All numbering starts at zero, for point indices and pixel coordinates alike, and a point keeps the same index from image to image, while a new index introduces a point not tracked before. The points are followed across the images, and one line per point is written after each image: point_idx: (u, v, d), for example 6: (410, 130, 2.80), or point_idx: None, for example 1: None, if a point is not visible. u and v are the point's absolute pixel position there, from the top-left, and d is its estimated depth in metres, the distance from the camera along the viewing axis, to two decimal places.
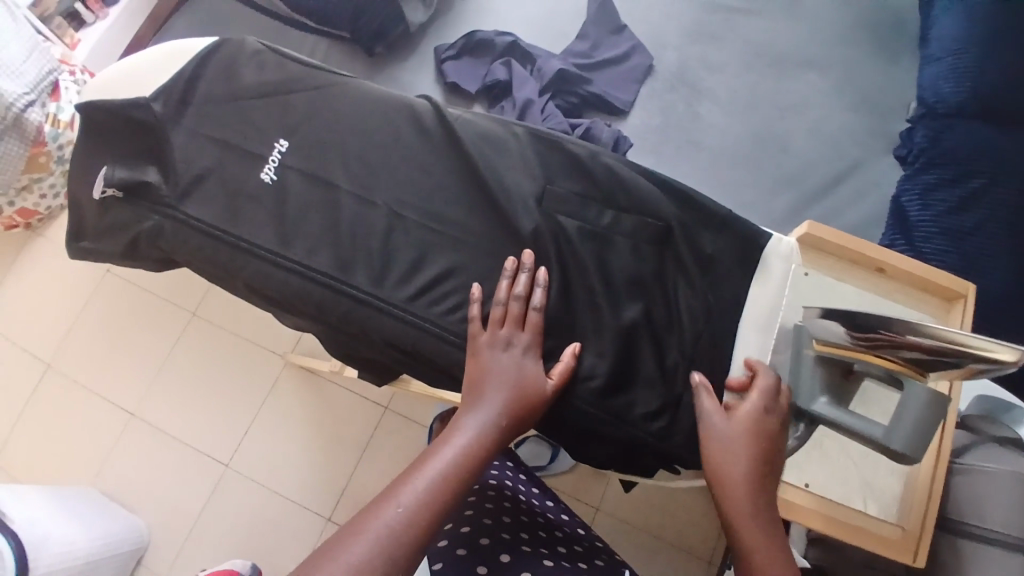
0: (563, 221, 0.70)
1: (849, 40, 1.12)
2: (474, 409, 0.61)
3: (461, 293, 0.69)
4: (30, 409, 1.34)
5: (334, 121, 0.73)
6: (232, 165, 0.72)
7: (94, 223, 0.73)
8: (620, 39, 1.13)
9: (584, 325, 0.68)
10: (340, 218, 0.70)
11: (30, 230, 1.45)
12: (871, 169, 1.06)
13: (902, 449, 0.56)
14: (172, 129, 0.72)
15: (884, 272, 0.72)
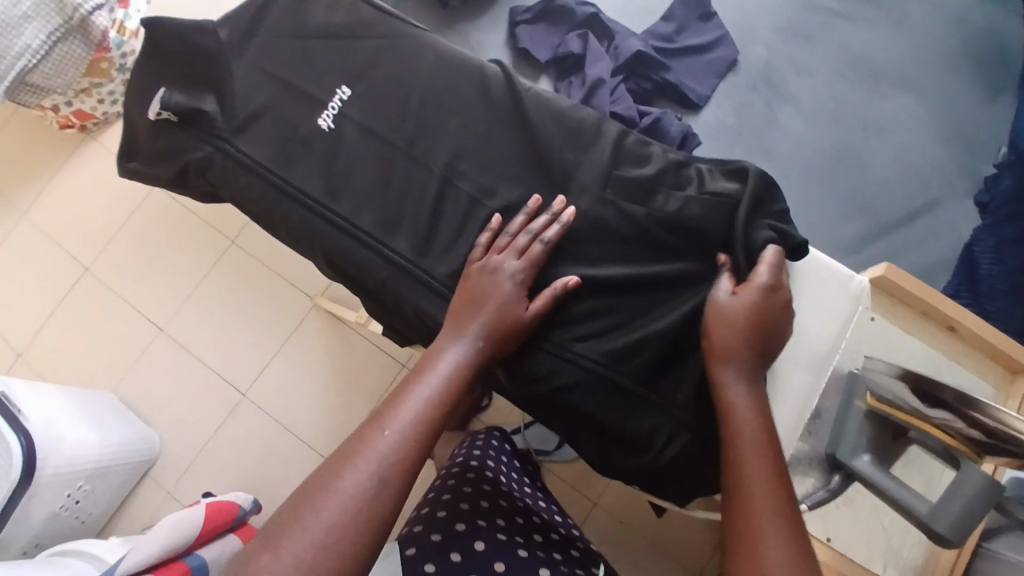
0: (623, 218, 0.65)
1: (954, 65, 1.04)
2: (462, 335, 0.60)
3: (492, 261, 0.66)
4: (66, 308, 1.38)
5: (400, 75, 0.71)
6: (288, 106, 0.71)
7: (149, 146, 0.73)
8: (707, 27, 1.06)
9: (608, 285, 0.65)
10: (391, 178, 0.68)
11: (85, 133, 1.46)
12: (951, 209, 0.99)
13: (945, 531, 0.55)
14: (235, 60, 0.72)
15: (954, 331, 0.73)
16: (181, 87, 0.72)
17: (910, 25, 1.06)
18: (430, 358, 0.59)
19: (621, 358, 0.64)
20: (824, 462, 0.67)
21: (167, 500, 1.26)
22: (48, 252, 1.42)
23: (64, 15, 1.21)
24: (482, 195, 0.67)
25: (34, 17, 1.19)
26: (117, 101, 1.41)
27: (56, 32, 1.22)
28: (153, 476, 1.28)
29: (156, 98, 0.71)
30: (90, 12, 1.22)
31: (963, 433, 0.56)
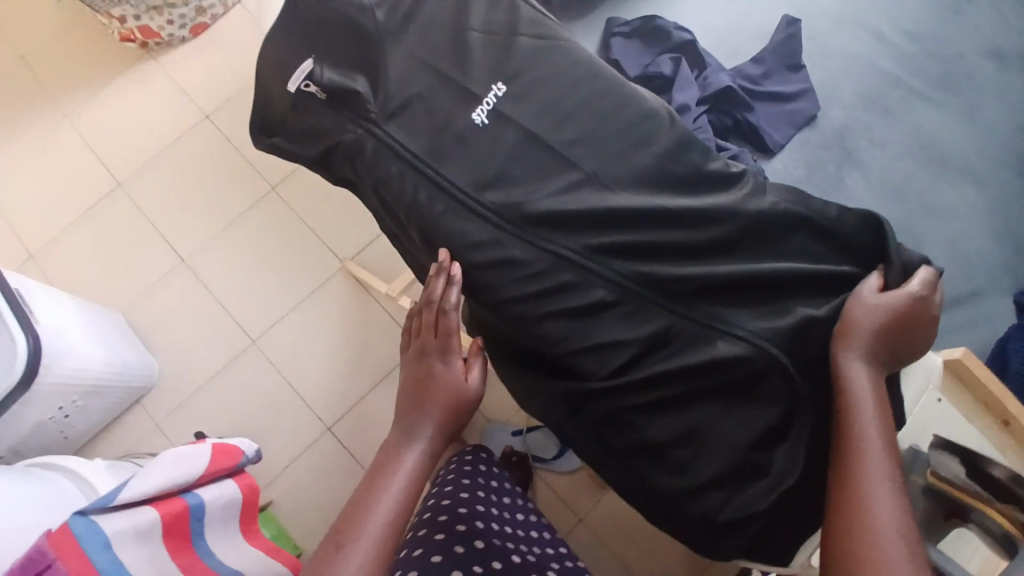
0: (769, 232, 0.56)
1: (1022, 166, 1.05)
2: (411, 423, 0.60)
3: (594, 225, 0.54)
4: (88, 219, 1.35)
5: (551, 66, 0.58)
6: (442, 97, 0.57)
7: (287, 119, 0.59)
8: (794, 78, 1.07)
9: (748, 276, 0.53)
10: None
11: (145, 51, 1.44)
12: (991, 303, 1.01)
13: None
14: (390, 44, 0.57)
15: (1007, 426, 0.76)
16: (332, 63, 0.57)
17: (986, 119, 1.07)
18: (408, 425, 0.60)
19: (768, 333, 0.52)
20: None
21: (156, 433, 1.24)
22: (80, 159, 1.38)
23: None
24: (609, 181, 0.55)
25: None
26: (186, 26, 1.40)
27: None
28: (144, 407, 1.25)
29: (302, 69, 0.57)
30: None
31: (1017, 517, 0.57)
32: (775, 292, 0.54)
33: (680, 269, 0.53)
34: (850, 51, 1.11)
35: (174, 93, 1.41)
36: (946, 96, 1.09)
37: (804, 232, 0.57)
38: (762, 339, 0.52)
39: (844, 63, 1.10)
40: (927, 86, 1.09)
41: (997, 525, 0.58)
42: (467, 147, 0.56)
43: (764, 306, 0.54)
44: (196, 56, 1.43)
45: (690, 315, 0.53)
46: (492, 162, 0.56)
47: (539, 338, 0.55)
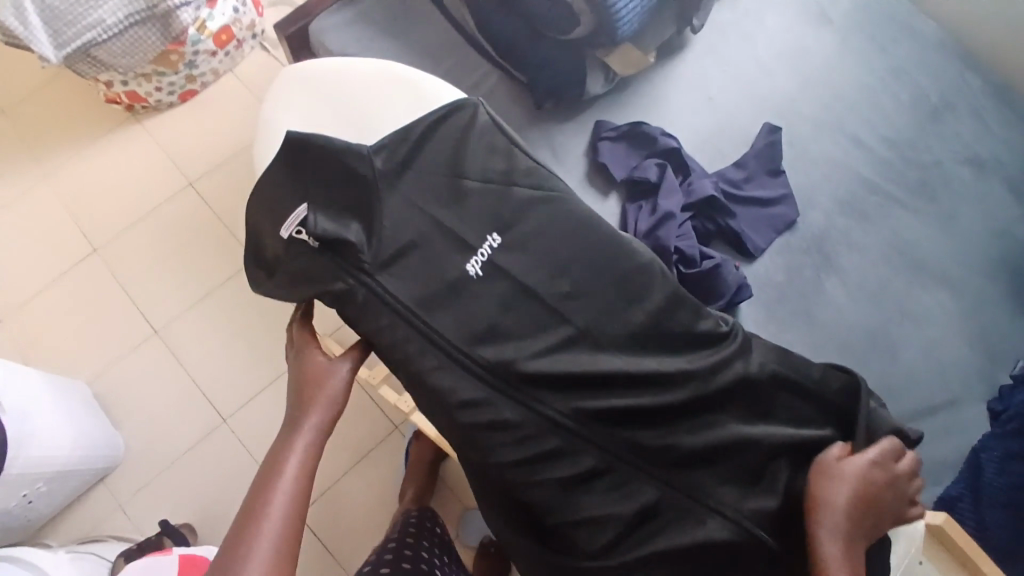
0: (757, 395, 0.58)
1: (992, 275, 1.07)
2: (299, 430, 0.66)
3: (588, 389, 0.55)
4: (60, 285, 1.31)
5: (542, 217, 0.60)
6: (436, 244, 0.58)
7: (278, 261, 0.59)
8: (774, 182, 1.10)
9: (732, 447, 0.55)
10: None
11: (131, 113, 1.42)
12: (962, 411, 1.01)
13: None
14: (385, 189, 0.58)
15: None
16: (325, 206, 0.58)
17: (958, 227, 1.10)
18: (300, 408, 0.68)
19: (751, 511, 0.53)
20: None
21: (118, 515, 1.19)
22: (57, 223, 1.36)
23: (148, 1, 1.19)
24: (602, 338, 0.57)
25: None
26: (175, 92, 1.39)
27: (135, 15, 1.19)
28: (107, 486, 1.20)
29: (296, 213, 0.58)
30: (177, 6, 1.21)
31: None
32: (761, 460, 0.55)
33: (668, 440, 0.54)
34: (830, 156, 1.14)
35: (158, 159, 1.39)
36: (921, 204, 1.12)
37: (792, 396, 0.59)
38: (746, 520, 0.53)
39: (824, 170, 1.13)
40: (904, 192, 1.13)
41: None
42: (460, 301, 0.57)
43: (748, 477, 0.55)
44: (185, 122, 1.42)
45: (677, 488, 0.54)
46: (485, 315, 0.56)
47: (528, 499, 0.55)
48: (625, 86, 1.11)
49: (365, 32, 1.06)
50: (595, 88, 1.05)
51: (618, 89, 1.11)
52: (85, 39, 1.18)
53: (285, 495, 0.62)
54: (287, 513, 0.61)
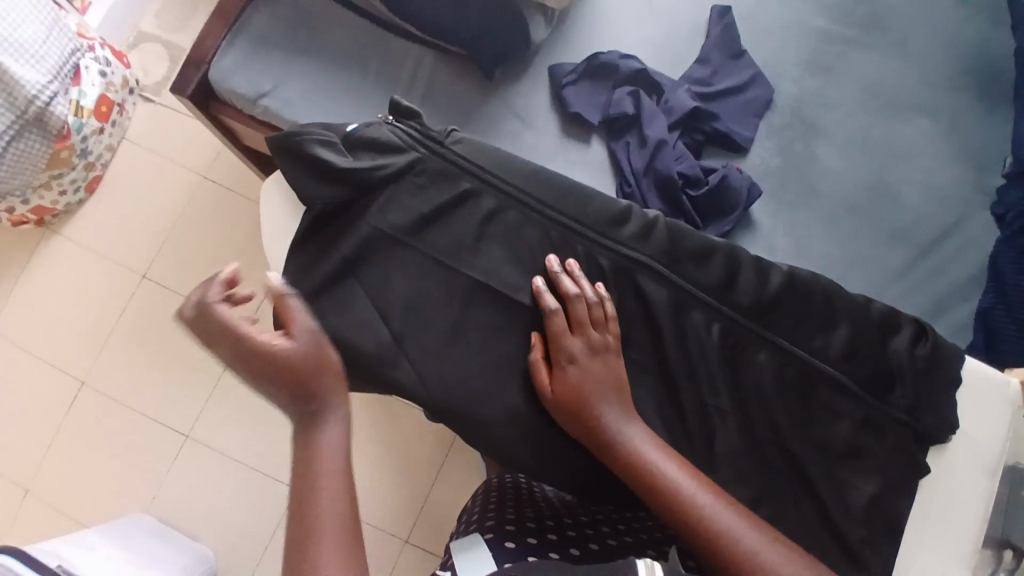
0: (834, 322, 0.65)
1: (959, 87, 1.12)
2: (321, 405, 0.60)
3: (691, 327, 0.65)
4: (68, 430, 1.23)
5: (552, 196, 0.66)
6: (466, 248, 0.66)
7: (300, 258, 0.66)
8: (739, 65, 1.06)
9: (806, 346, 0.65)
10: (496, 277, 0.65)
11: (42, 226, 1.27)
12: (970, 227, 1.08)
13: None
14: (381, 207, 0.65)
15: None
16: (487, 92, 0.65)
17: (917, 50, 1.12)
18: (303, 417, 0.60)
19: (843, 376, 0.64)
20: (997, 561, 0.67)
21: None
22: (29, 369, 1.24)
23: (16, 109, 1.02)
24: (692, 286, 0.65)
25: None
26: (80, 188, 1.23)
27: (9, 131, 1.03)
28: None
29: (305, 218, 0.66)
30: (49, 103, 1.04)
31: None
32: (836, 392, 0.64)
33: (762, 319, 0.65)
34: (780, 20, 1.11)
35: (98, 263, 1.26)
36: (877, 37, 1.12)
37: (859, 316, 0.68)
38: (837, 377, 0.64)
39: (780, 36, 1.10)
40: (859, 31, 1.12)
41: None
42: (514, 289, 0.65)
43: (840, 374, 0.64)
44: (105, 214, 1.27)
45: (783, 349, 0.64)
46: None
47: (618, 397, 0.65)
48: (560, 21, 1.04)
49: (274, 61, 0.94)
50: (541, 35, 0.97)
51: (555, 26, 1.04)
52: None
53: (329, 494, 0.56)
54: (338, 524, 0.55)
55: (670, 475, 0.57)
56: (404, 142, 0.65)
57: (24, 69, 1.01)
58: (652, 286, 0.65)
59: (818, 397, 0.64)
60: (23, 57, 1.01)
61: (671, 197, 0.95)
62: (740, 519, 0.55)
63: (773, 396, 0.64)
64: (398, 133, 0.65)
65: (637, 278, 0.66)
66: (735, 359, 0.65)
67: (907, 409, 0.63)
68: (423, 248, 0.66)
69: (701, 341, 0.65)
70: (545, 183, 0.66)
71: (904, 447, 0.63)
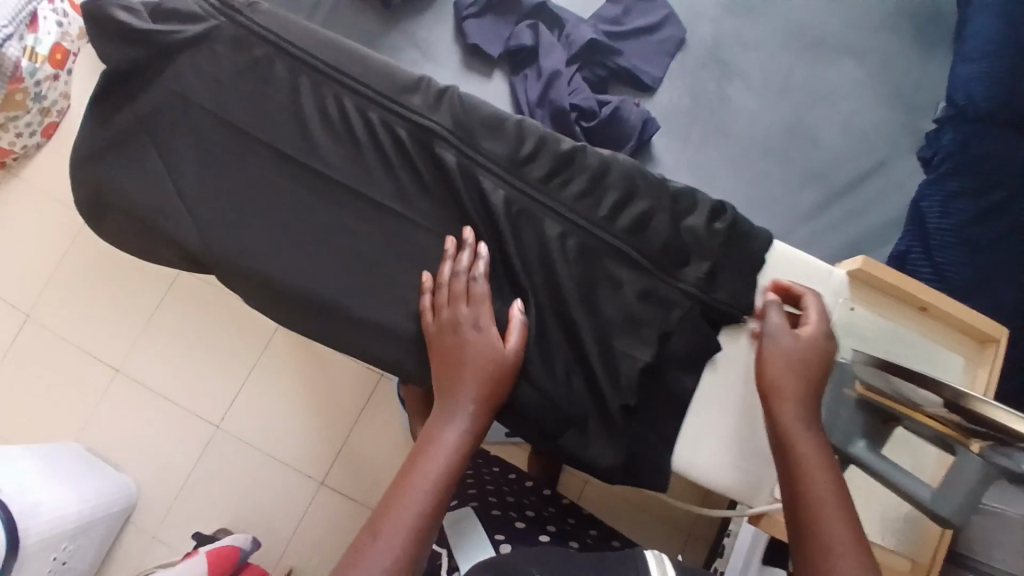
0: (617, 197, 0.68)
1: (892, 27, 1.08)
2: (450, 410, 0.62)
3: (475, 196, 0.68)
4: (12, 361, 1.28)
5: (349, 66, 0.69)
6: (282, 130, 0.70)
7: (103, 124, 0.71)
8: (653, 6, 1.05)
9: (590, 218, 0.68)
10: (307, 152, 0.70)
11: (4, 169, 1.33)
12: (895, 169, 1.04)
13: (952, 515, 0.55)
14: (182, 76, 0.70)
15: (926, 311, 0.71)
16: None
17: None
18: (445, 417, 0.62)
19: (633, 250, 0.67)
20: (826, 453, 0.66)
21: (155, 546, 1.22)
22: None
23: None
24: (481, 155, 0.68)
25: None
26: (36, 131, 1.29)
27: None
28: (133, 524, 1.23)
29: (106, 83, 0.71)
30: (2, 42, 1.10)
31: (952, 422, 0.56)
32: (618, 261, 0.68)
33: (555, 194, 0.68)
34: None
35: (49, 205, 1.32)
36: None
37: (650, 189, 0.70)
38: (624, 251, 0.67)
39: None
40: None
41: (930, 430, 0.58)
42: (333, 167, 0.70)
43: (626, 250, 0.67)
44: (60, 159, 1.34)
45: (574, 221, 0.68)
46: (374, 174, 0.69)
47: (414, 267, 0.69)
48: None
49: None
50: None
51: None
52: None
53: (420, 493, 0.57)
54: (418, 517, 0.56)
55: (815, 475, 0.58)
56: (207, 12, 0.70)
57: None
58: (446, 155, 0.68)
59: (601, 266, 0.68)
60: None
61: (565, 129, 0.94)
62: (848, 525, 0.54)
63: (559, 265, 0.67)
64: (201, 3, 0.71)
65: (430, 143, 0.68)
66: (519, 224, 0.68)
67: (697, 281, 0.67)
68: (227, 115, 0.70)
69: (487, 206, 0.68)
70: (340, 53, 0.69)
71: (677, 314, 0.67)
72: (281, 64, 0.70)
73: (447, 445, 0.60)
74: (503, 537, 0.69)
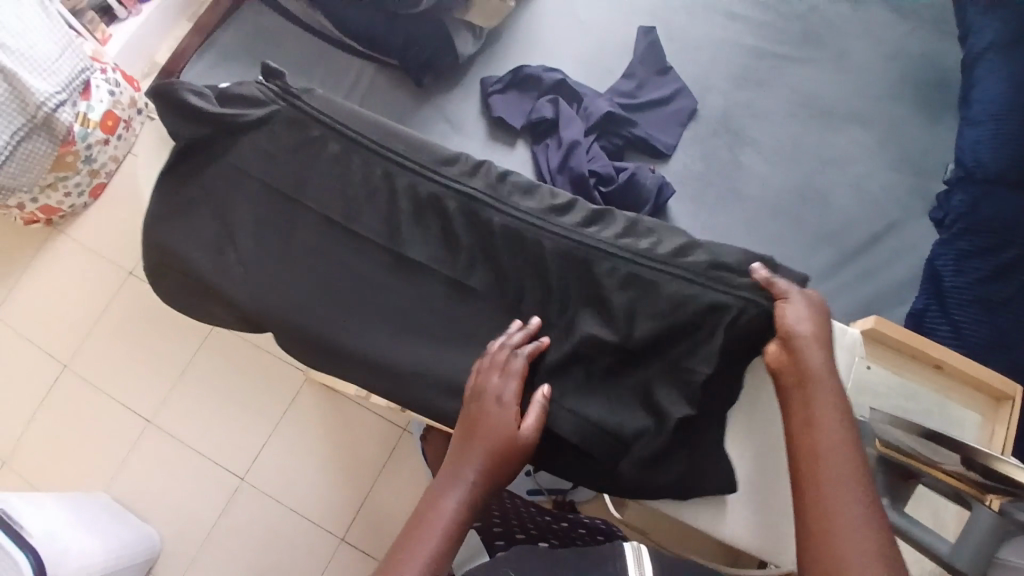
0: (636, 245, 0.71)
1: (895, 98, 1.14)
2: (455, 480, 0.62)
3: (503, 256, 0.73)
4: (47, 411, 1.33)
5: (386, 140, 0.76)
6: (328, 197, 0.76)
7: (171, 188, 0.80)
8: (666, 80, 1.13)
9: (611, 264, 0.70)
10: (354, 217, 0.75)
11: (51, 227, 1.42)
12: (906, 231, 1.08)
13: (964, 564, 0.54)
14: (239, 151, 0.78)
15: (940, 368, 0.77)
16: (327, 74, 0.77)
17: (851, 63, 1.16)
18: (449, 485, 0.62)
19: (656, 300, 0.69)
20: None
21: None
22: (22, 354, 1.36)
23: (27, 114, 1.15)
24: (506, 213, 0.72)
25: None
26: (84, 191, 1.38)
27: (21, 131, 1.16)
28: None
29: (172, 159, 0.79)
30: (55, 109, 1.18)
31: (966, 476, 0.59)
32: (644, 308, 0.69)
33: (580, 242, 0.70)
34: (709, 37, 1.18)
35: (91, 261, 1.39)
36: (809, 52, 1.17)
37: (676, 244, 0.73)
38: (647, 298, 0.69)
39: (709, 52, 1.17)
40: (791, 48, 1.17)
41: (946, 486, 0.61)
42: (379, 229, 0.75)
43: (651, 297, 0.69)
44: (103, 217, 1.41)
45: (595, 268, 0.70)
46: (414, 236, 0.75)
47: (449, 322, 0.74)
48: (494, 38, 1.14)
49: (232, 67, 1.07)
50: (466, 48, 1.08)
51: (489, 42, 1.14)
52: None
53: (415, 556, 0.56)
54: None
55: (832, 470, 0.55)
56: (268, 97, 0.78)
57: (35, 80, 1.15)
58: (478, 216, 0.72)
59: (628, 315, 0.69)
60: (39, 71, 1.15)
61: (583, 193, 1.00)
62: (865, 509, 0.52)
63: (587, 314, 0.71)
64: (264, 89, 0.78)
65: (458, 205, 0.73)
66: (570, 276, 0.71)
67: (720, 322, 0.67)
68: (281, 187, 0.77)
69: (540, 262, 0.72)
70: (381, 131, 0.77)
71: (731, 367, 0.69)
72: (332, 141, 0.76)
73: (448, 510, 0.60)
74: (502, 543, 0.75)
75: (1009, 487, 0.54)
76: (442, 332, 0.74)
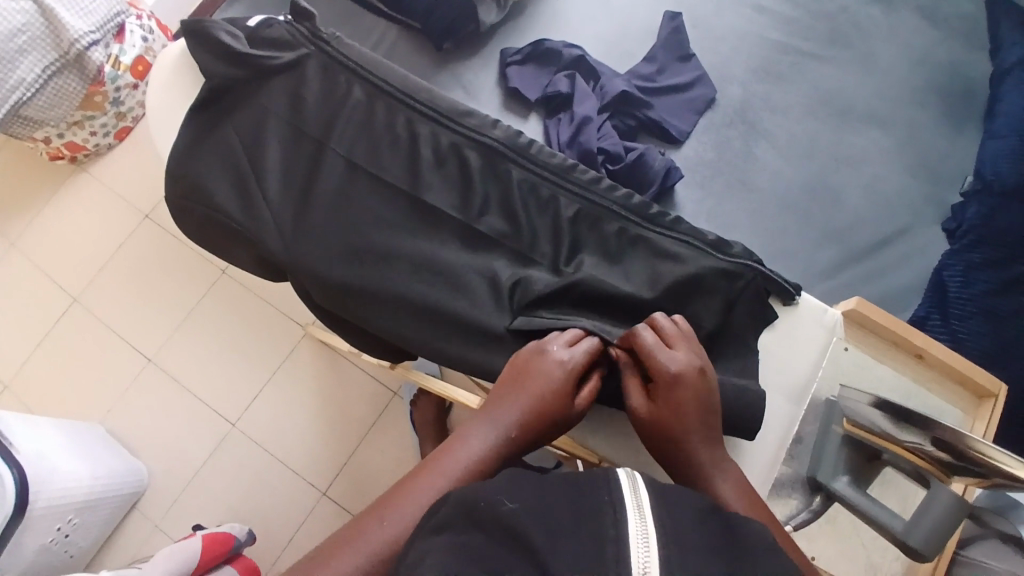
0: (635, 200, 0.69)
1: (920, 104, 1.12)
2: (486, 420, 0.56)
3: (495, 195, 0.69)
4: (53, 340, 1.37)
5: (377, 69, 0.71)
6: None
7: None
8: (687, 67, 1.12)
9: (614, 212, 0.69)
10: (331, 143, 0.69)
11: (75, 164, 1.45)
12: (917, 238, 1.07)
13: (920, 548, 0.57)
14: None
15: (922, 359, 0.78)
16: None
17: (878, 66, 1.14)
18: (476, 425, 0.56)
19: (658, 255, 0.68)
20: (806, 484, 0.69)
21: (156, 534, 1.25)
22: (35, 282, 1.40)
23: (60, 50, 1.18)
24: (506, 148, 0.69)
25: (29, 50, 1.14)
26: (109, 133, 1.41)
27: (52, 66, 1.19)
28: (139, 509, 1.27)
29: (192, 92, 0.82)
30: (87, 48, 1.20)
31: (929, 455, 0.59)
32: (642, 262, 0.68)
33: (585, 184, 0.69)
34: (737, 29, 1.16)
35: (109, 200, 1.43)
36: (836, 51, 1.15)
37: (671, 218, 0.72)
38: (647, 252, 0.68)
39: (734, 42, 1.16)
40: (817, 45, 1.15)
41: (907, 463, 0.62)
42: (363, 156, 0.69)
43: (650, 250, 0.68)
44: (126, 160, 1.45)
45: (600, 206, 0.69)
46: (399, 168, 0.69)
47: (412, 252, 0.67)
48: (518, 12, 1.15)
49: None
50: (489, 16, 1.08)
51: (513, 14, 1.15)
52: (13, 102, 1.16)
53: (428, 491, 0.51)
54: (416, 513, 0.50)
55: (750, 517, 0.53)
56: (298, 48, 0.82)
57: (71, 17, 1.17)
58: (472, 154, 0.69)
59: (626, 263, 0.69)
60: (72, 8, 1.17)
61: (590, 169, 0.98)
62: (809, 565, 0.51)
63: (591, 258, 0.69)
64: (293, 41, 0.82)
65: (453, 139, 0.69)
66: (585, 237, 0.69)
67: (719, 284, 0.67)
68: (260, 105, 0.69)
69: (557, 220, 0.69)
70: (374, 60, 0.71)
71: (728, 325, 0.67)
72: (345, 80, 0.70)
73: (471, 450, 0.53)
74: None
75: (977, 467, 0.54)
76: (426, 268, 0.67)
